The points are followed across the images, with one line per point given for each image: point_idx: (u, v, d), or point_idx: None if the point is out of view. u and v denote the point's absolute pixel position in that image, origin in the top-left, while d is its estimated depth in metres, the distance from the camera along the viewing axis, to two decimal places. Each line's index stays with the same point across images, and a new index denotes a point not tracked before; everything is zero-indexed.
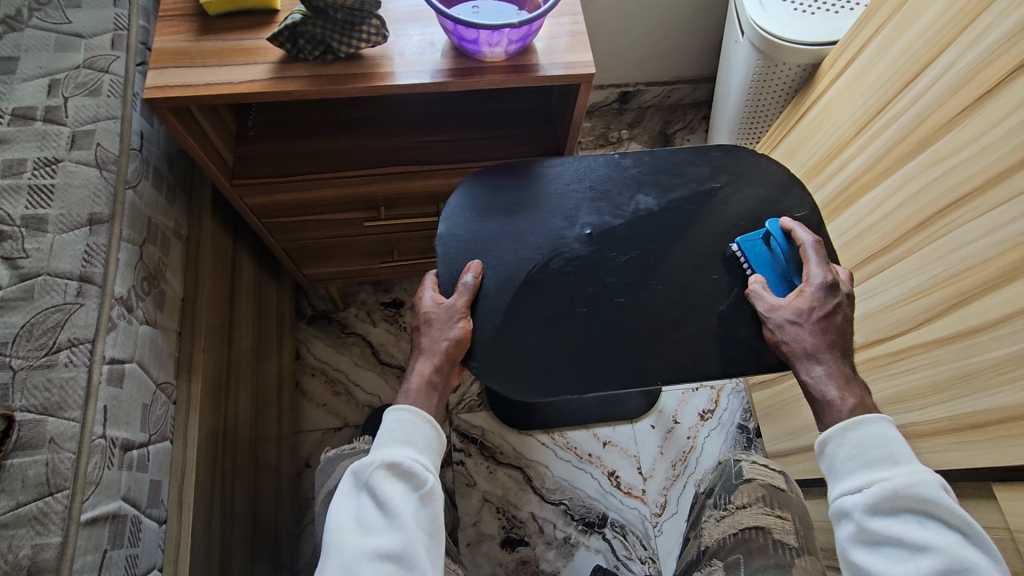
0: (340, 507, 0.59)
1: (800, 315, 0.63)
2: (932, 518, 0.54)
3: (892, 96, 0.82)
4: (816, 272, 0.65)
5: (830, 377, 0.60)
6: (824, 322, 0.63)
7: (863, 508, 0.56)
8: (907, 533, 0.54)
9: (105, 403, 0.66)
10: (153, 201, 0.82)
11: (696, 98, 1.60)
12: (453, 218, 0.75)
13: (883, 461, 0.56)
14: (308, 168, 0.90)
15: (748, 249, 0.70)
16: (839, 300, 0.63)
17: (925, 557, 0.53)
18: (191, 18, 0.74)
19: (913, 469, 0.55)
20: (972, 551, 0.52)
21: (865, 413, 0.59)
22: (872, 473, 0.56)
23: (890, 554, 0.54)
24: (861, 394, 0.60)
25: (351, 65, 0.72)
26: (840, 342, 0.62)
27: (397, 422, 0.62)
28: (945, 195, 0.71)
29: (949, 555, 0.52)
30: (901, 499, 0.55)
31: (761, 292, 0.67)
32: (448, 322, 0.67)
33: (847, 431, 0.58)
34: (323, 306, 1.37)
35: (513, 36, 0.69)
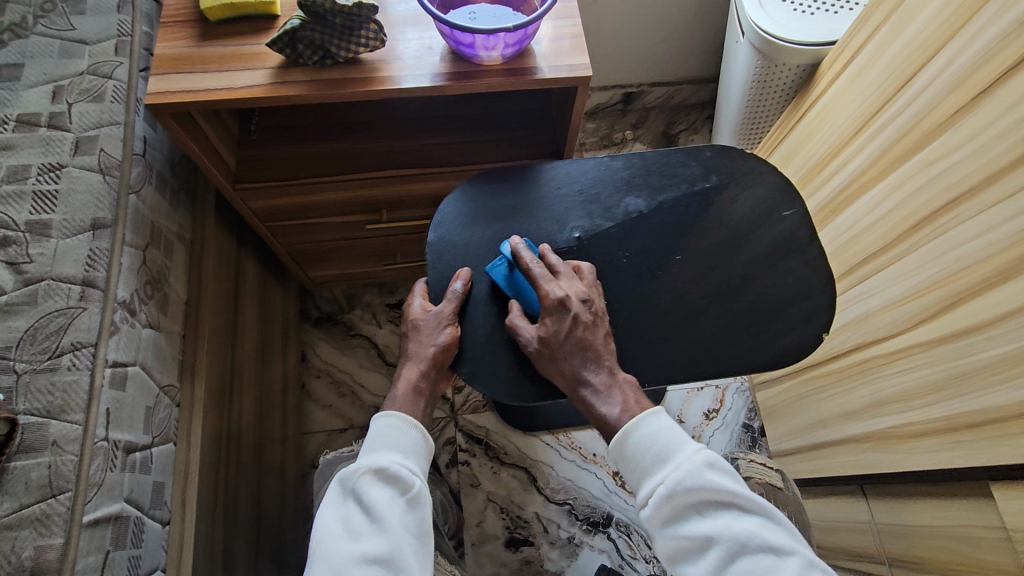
0: (327, 513, 0.60)
1: (541, 342, 0.64)
2: (706, 504, 0.56)
3: (889, 96, 0.81)
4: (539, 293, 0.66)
5: (595, 396, 0.62)
6: (544, 343, 0.64)
7: (651, 516, 0.57)
8: (700, 531, 0.55)
9: (107, 406, 0.67)
10: (155, 206, 0.82)
11: (699, 98, 1.59)
12: (446, 223, 0.75)
13: (656, 462, 0.58)
14: (309, 171, 0.91)
15: (496, 278, 0.71)
16: (572, 314, 0.63)
17: (714, 547, 0.54)
18: (192, 24, 0.75)
19: (678, 462, 0.57)
20: (746, 522, 0.55)
21: (633, 416, 0.60)
22: (649, 481, 0.58)
23: (690, 553, 0.56)
24: (623, 397, 0.62)
25: (350, 69, 0.73)
26: (585, 352, 0.63)
27: (383, 428, 0.63)
28: (942, 195, 0.71)
29: (729, 535, 0.54)
30: (679, 497, 0.56)
31: (515, 318, 0.67)
32: (435, 330, 0.68)
33: (626, 438, 0.59)
34: (328, 308, 1.38)
35: (510, 39, 0.69)
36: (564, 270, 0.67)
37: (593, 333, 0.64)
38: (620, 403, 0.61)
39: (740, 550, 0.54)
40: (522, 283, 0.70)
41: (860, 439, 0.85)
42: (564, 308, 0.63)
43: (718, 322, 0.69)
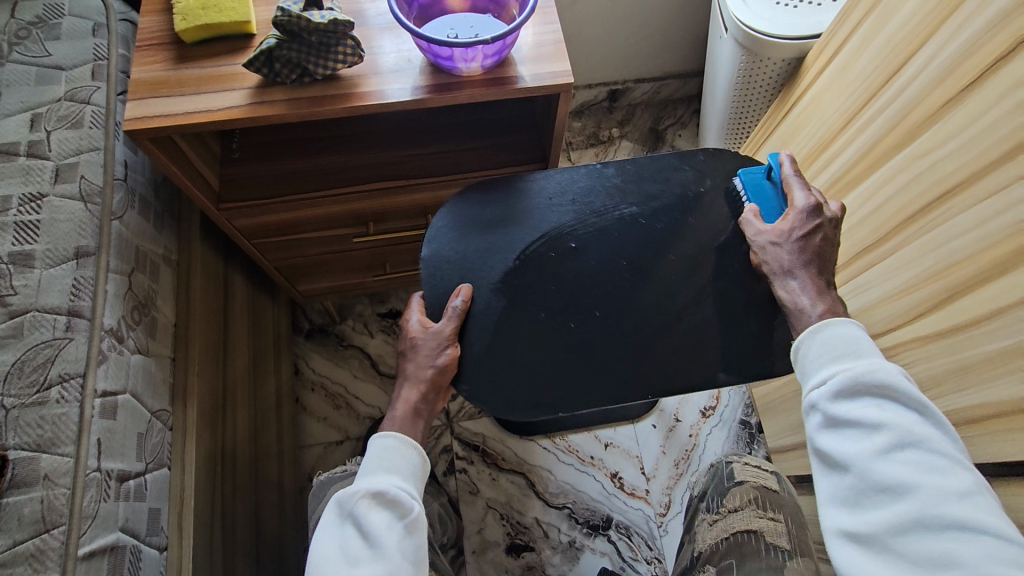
0: (326, 537, 0.60)
1: (783, 236, 0.67)
2: (886, 400, 0.56)
3: (876, 89, 0.81)
4: (799, 199, 0.68)
5: (802, 289, 0.64)
6: (803, 243, 0.66)
7: (822, 395, 0.58)
8: (865, 414, 0.56)
9: (98, 436, 0.66)
10: (140, 231, 0.82)
11: (685, 93, 1.59)
12: (438, 238, 0.75)
13: (849, 354, 0.58)
14: (296, 187, 0.91)
15: (749, 180, 0.74)
16: (822, 220, 0.67)
17: (882, 434, 0.55)
18: (167, 46, 0.74)
19: (874, 359, 0.58)
20: (925, 425, 0.55)
21: (832, 317, 0.61)
22: (835, 366, 0.58)
23: (848, 435, 0.56)
24: (834, 303, 0.63)
25: (329, 86, 0.72)
26: (815, 258, 0.65)
27: (384, 449, 0.64)
28: (933, 188, 0.71)
29: (905, 428, 0.54)
30: (863, 385, 0.57)
31: (751, 219, 0.71)
32: (434, 350, 0.68)
33: (817, 331, 0.61)
34: (320, 320, 1.37)
35: (488, 51, 0.69)
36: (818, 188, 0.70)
37: (830, 247, 0.66)
38: (815, 301, 0.63)
39: (911, 444, 0.54)
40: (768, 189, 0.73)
41: None
42: (815, 213, 0.67)
43: (709, 322, 0.69)
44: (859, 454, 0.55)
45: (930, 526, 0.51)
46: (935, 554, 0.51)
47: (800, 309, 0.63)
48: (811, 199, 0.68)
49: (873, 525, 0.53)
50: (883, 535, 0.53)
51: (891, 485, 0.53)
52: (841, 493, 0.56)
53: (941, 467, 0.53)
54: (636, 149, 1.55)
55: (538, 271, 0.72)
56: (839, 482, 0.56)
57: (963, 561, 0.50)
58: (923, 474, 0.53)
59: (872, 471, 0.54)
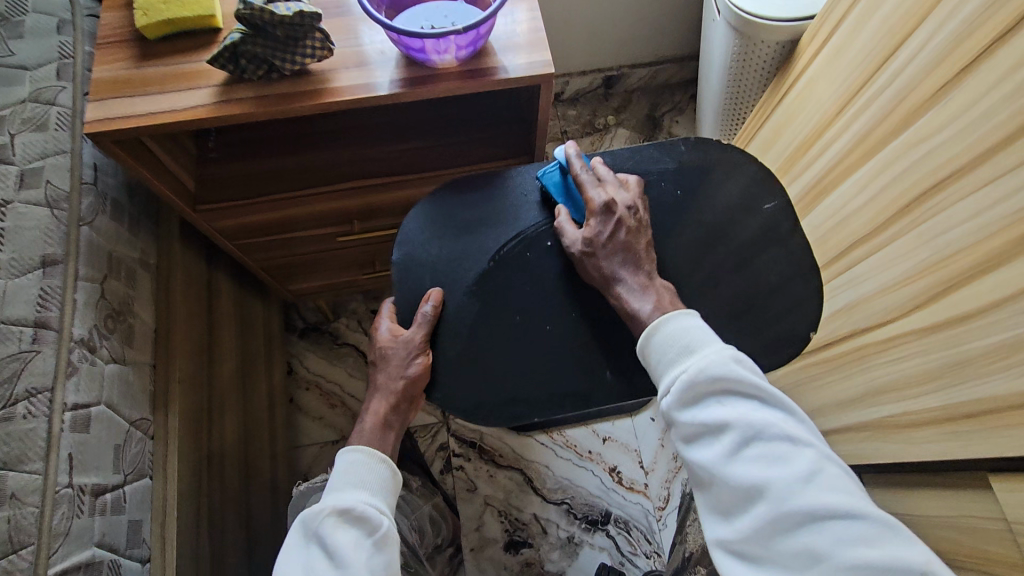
0: (291, 559, 0.58)
1: (591, 239, 0.66)
2: (725, 395, 0.57)
3: (871, 73, 0.77)
4: (595, 196, 0.67)
5: (629, 292, 0.63)
6: (611, 244, 0.65)
7: (671, 404, 0.58)
8: (711, 415, 0.56)
9: (69, 451, 0.65)
10: (112, 234, 0.80)
11: (683, 77, 1.54)
12: (411, 240, 0.72)
13: (684, 354, 0.58)
14: (274, 186, 0.88)
15: (549, 182, 0.73)
16: (617, 217, 0.66)
17: (729, 432, 0.56)
18: (129, 44, 0.71)
19: (707, 353, 0.58)
20: (766, 413, 0.55)
21: (664, 313, 0.61)
22: (674, 371, 0.58)
23: (706, 438, 0.57)
24: (658, 296, 0.63)
25: (298, 82, 0.69)
26: (630, 255, 0.65)
27: (351, 464, 0.62)
28: (929, 177, 0.67)
29: (747, 423, 0.55)
30: (701, 385, 0.57)
31: (564, 223, 0.68)
32: (405, 360, 0.66)
33: (649, 336, 0.60)
34: (313, 319, 1.35)
35: (462, 41, 0.65)
36: (610, 183, 0.69)
37: (637, 238, 0.66)
38: (653, 301, 0.62)
39: (755, 437, 0.55)
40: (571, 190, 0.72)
41: (850, 430, 0.81)
42: (607, 211, 0.66)
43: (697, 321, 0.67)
44: (715, 456, 0.56)
45: (788, 519, 0.52)
46: (796, 546, 0.52)
47: (631, 312, 0.62)
48: (606, 197, 0.67)
49: (745, 529, 0.54)
50: (753, 536, 0.54)
51: (747, 484, 0.54)
52: (715, 500, 0.57)
53: (784, 454, 0.54)
54: (632, 137, 1.51)
55: (515, 273, 0.69)
56: (710, 488, 0.57)
57: (820, 548, 0.51)
58: (769, 466, 0.54)
59: (728, 473, 0.55)
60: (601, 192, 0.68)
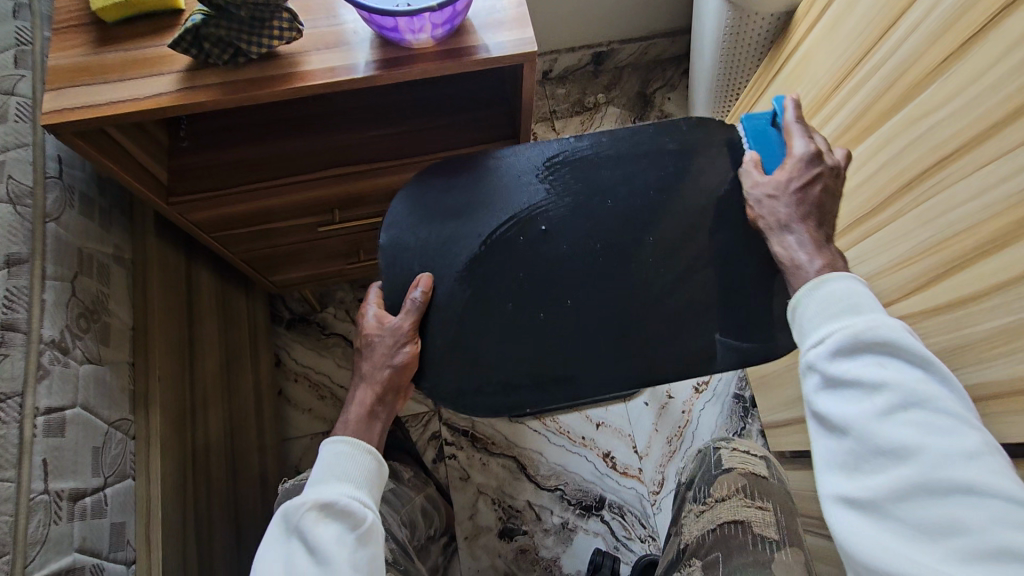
0: (271, 553, 0.57)
1: (780, 187, 0.63)
2: (891, 359, 0.52)
3: (870, 46, 0.74)
4: (797, 146, 0.64)
5: (799, 244, 0.60)
6: (800, 195, 0.62)
7: (820, 354, 0.54)
8: (865, 372, 0.51)
9: (43, 456, 0.63)
10: (81, 230, 0.77)
11: (675, 52, 1.50)
12: (398, 225, 0.69)
13: (847, 312, 0.54)
14: (249, 176, 0.84)
15: (749, 128, 0.69)
16: (822, 168, 0.62)
17: (882, 394, 0.51)
18: (86, 29, 0.68)
19: (878, 316, 0.53)
20: (932, 384, 0.50)
21: (833, 272, 0.57)
22: (829, 325, 0.54)
23: (849, 396, 0.52)
24: (832, 257, 0.59)
25: (267, 66, 0.66)
26: (812, 211, 0.61)
27: (334, 457, 0.61)
28: (930, 154, 0.64)
29: (909, 388, 0.50)
30: (863, 341, 0.52)
31: (750, 169, 0.66)
32: (392, 348, 0.64)
33: (814, 289, 0.56)
34: (300, 309, 1.33)
35: (437, 19, 0.62)
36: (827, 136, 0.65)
37: (830, 200, 0.63)
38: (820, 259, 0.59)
39: (915, 404, 0.50)
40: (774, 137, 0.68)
41: None
42: (814, 163, 0.63)
43: (690, 305, 0.65)
44: (861, 414, 0.51)
45: (934, 489, 0.47)
46: (937, 519, 0.47)
47: (797, 265, 0.59)
48: (811, 147, 0.63)
49: (874, 490, 0.49)
50: (884, 500, 0.49)
51: (892, 447, 0.49)
52: (840, 458, 0.52)
53: (945, 427, 0.49)
54: (623, 116, 1.47)
55: (503, 259, 0.67)
56: (837, 445, 0.52)
57: (966, 524, 0.46)
58: (926, 434, 0.49)
59: (872, 433, 0.50)
60: (811, 142, 0.64)
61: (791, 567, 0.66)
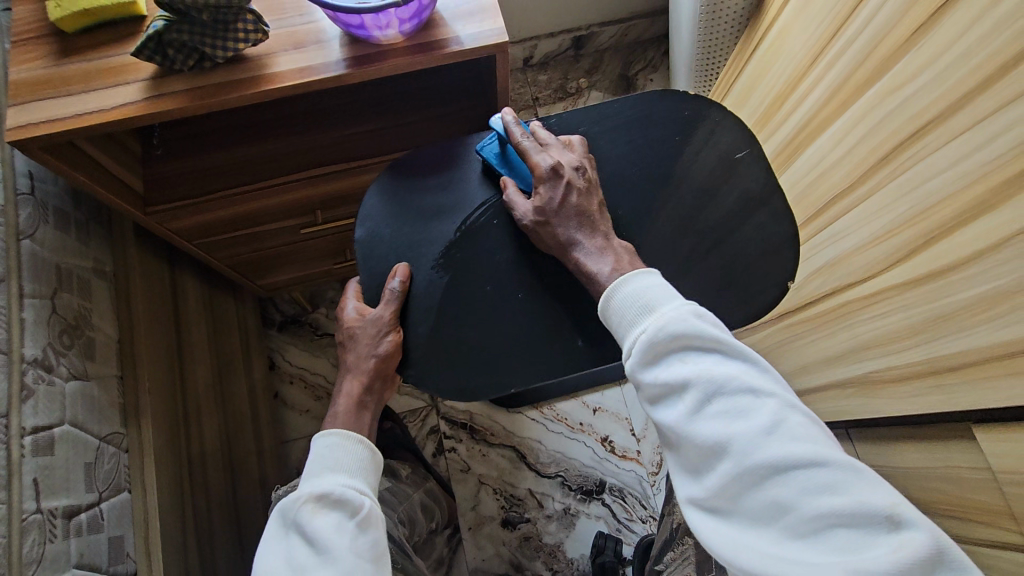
0: (272, 550, 0.56)
1: (547, 209, 0.62)
2: (688, 350, 0.52)
3: (845, 17, 0.73)
4: (541, 161, 0.63)
5: (589, 258, 0.60)
6: (563, 210, 0.62)
7: (634, 366, 0.54)
8: (670, 374, 0.52)
9: (34, 476, 0.62)
10: (59, 246, 0.76)
11: (655, 33, 1.48)
12: (372, 217, 0.68)
13: (643, 314, 0.55)
14: (228, 181, 0.83)
15: (489, 154, 0.69)
16: (564, 180, 0.62)
17: (689, 390, 0.51)
18: (47, 40, 0.66)
19: (668, 310, 0.54)
20: (729, 365, 0.51)
21: (622, 276, 0.58)
22: (635, 331, 0.54)
23: (665, 400, 0.53)
24: (618, 258, 0.60)
25: (234, 69, 0.64)
26: (581, 219, 0.62)
27: (325, 449, 0.61)
28: (906, 127, 0.64)
29: (708, 377, 0.51)
30: (661, 343, 0.53)
31: (512, 194, 0.65)
32: (375, 338, 0.63)
33: (609, 300, 0.57)
34: (291, 310, 1.32)
35: (404, 14, 0.61)
36: (555, 143, 0.66)
37: (590, 200, 0.63)
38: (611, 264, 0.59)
39: (717, 392, 0.50)
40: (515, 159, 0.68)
41: (841, 384, 0.80)
42: (558, 174, 0.62)
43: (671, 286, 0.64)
44: (674, 416, 0.52)
45: (752, 477, 0.48)
46: (761, 503, 0.47)
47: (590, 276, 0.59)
48: (551, 161, 0.63)
49: (711, 491, 0.50)
50: (721, 498, 0.49)
51: (707, 443, 0.50)
52: (681, 463, 0.53)
53: (745, 408, 0.49)
54: (606, 100, 1.46)
55: (482, 244, 0.66)
56: (676, 451, 0.53)
57: (787, 501, 0.46)
58: (730, 421, 0.49)
59: (687, 433, 0.51)
60: (545, 156, 0.64)
61: None
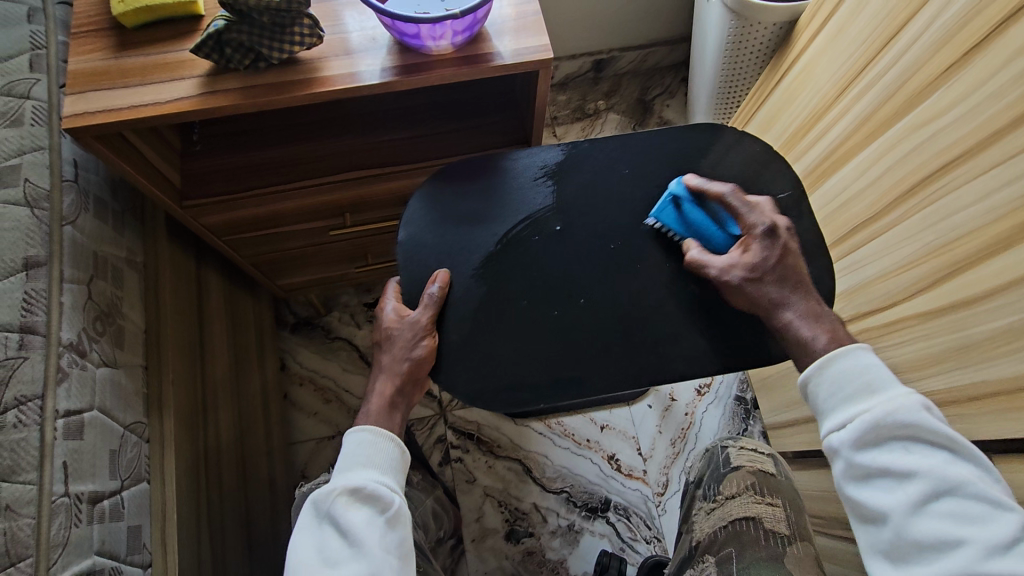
0: (301, 540, 0.56)
1: (758, 269, 0.62)
2: (915, 442, 0.54)
3: (874, 54, 0.76)
4: (754, 221, 0.63)
5: (799, 318, 0.60)
6: (778, 268, 0.62)
7: (846, 441, 0.55)
8: (891, 461, 0.54)
9: (63, 459, 0.63)
10: (97, 234, 0.77)
11: (673, 60, 1.52)
12: (415, 222, 0.70)
13: (864, 392, 0.56)
14: (263, 180, 0.85)
15: (668, 220, 0.67)
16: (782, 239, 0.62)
17: (915, 481, 0.53)
18: (107, 33, 0.68)
19: (892, 395, 0.55)
20: (962, 467, 0.52)
21: (839, 347, 0.58)
22: (854, 408, 0.56)
23: (881, 485, 0.54)
24: (833, 326, 0.60)
25: (288, 70, 0.67)
26: (794, 282, 0.61)
27: (358, 445, 0.60)
28: (933, 161, 0.66)
29: (938, 474, 0.52)
30: (884, 428, 0.54)
31: (702, 258, 0.65)
32: (410, 341, 0.64)
33: (822, 369, 0.58)
34: (305, 313, 1.33)
35: (458, 27, 0.63)
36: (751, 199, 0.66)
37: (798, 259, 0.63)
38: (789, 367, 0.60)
39: (946, 491, 0.52)
40: (702, 221, 0.67)
41: None
42: (775, 234, 0.63)
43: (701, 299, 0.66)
44: (893, 502, 0.53)
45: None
46: None
47: (796, 341, 0.60)
48: (766, 220, 0.63)
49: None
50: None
51: (932, 539, 0.51)
52: (880, 549, 0.54)
53: (978, 514, 0.51)
54: (623, 122, 1.49)
55: (519, 256, 0.68)
56: (876, 535, 0.54)
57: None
58: (960, 523, 0.51)
59: (908, 526, 0.52)
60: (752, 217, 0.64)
61: (803, 562, 0.68)
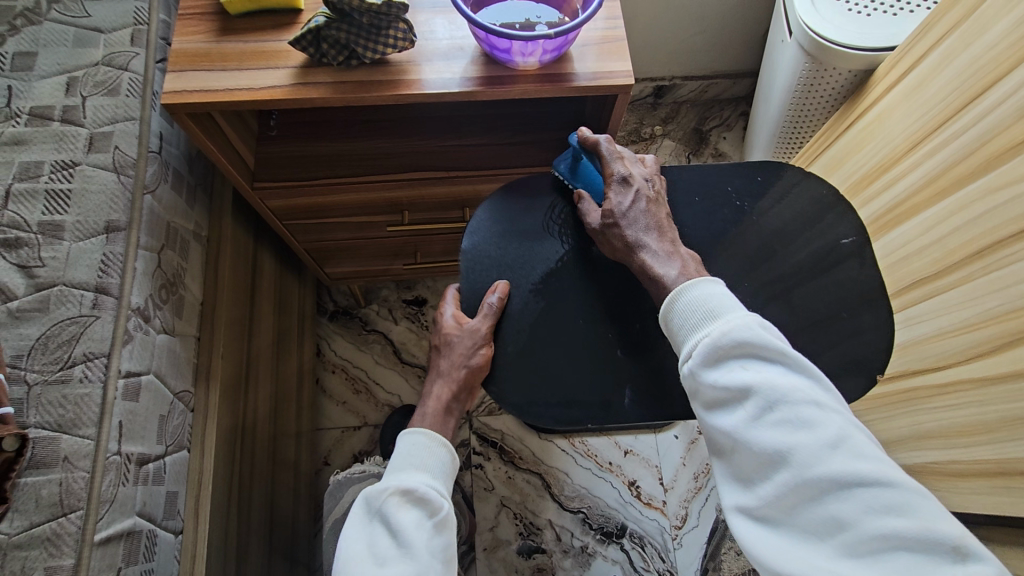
0: (352, 536, 0.57)
1: (618, 212, 0.64)
2: (752, 359, 0.53)
3: (955, 112, 0.74)
4: (618, 169, 0.66)
5: (654, 259, 0.61)
6: (639, 213, 0.64)
7: (693, 369, 0.55)
8: (731, 381, 0.52)
9: (120, 419, 0.65)
10: (172, 206, 0.79)
11: (733, 94, 1.52)
12: (480, 232, 0.71)
13: (706, 320, 0.55)
14: (331, 171, 0.87)
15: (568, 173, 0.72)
16: (643, 187, 0.65)
17: (752, 398, 0.52)
18: (210, 17, 0.72)
19: (732, 318, 0.54)
20: (794, 378, 0.52)
21: (689, 280, 0.58)
22: (696, 336, 0.55)
23: (726, 407, 0.53)
24: (684, 264, 0.61)
25: (377, 70, 0.69)
26: (652, 223, 0.64)
27: (413, 446, 0.62)
28: (1006, 228, 0.64)
29: (773, 387, 0.51)
30: (724, 349, 0.53)
31: (581, 202, 0.68)
32: (468, 350, 0.65)
33: (674, 302, 0.58)
34: (344, 302, 1.35)
35: (549, 46, 0.64)
36: (628, 155, 0.69)
37: (659, 208, 0.66)
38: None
39: (782, 403, 0.51)
40: (590, 171, 0.71)
41: None
42: (630, 184, 0.66)
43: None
44: (735, 422, 0.52)
45: (812, 488, 0.49)
46: (821, 519, 0.49)
47: (653, 277, 0.60)
48: (627, 172, 0.66)
49: (765, 500, 0.51)
50: (775, 509, 0.51)
51: (766, 453, 0.50)
52: (735, 472, 0.54)
53: (810, 419, 0.50)
54: (677, 150, 1.49)
55: (581, 275, 0.69)
56: (730, 462, 0.54)
57: (848, 518, 0.47)
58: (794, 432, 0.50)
59: (749, 440, 0.51)
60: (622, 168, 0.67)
61: None
